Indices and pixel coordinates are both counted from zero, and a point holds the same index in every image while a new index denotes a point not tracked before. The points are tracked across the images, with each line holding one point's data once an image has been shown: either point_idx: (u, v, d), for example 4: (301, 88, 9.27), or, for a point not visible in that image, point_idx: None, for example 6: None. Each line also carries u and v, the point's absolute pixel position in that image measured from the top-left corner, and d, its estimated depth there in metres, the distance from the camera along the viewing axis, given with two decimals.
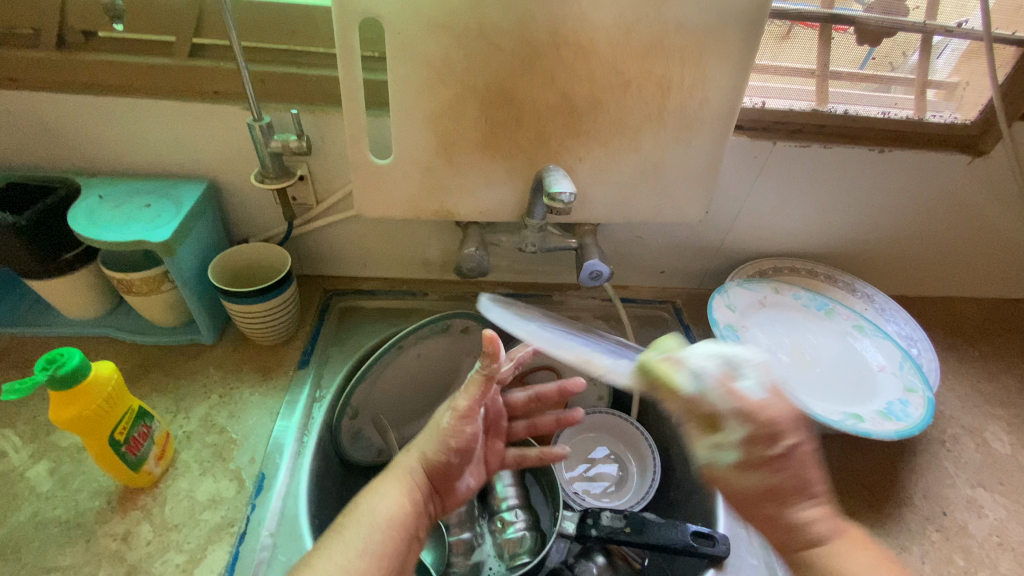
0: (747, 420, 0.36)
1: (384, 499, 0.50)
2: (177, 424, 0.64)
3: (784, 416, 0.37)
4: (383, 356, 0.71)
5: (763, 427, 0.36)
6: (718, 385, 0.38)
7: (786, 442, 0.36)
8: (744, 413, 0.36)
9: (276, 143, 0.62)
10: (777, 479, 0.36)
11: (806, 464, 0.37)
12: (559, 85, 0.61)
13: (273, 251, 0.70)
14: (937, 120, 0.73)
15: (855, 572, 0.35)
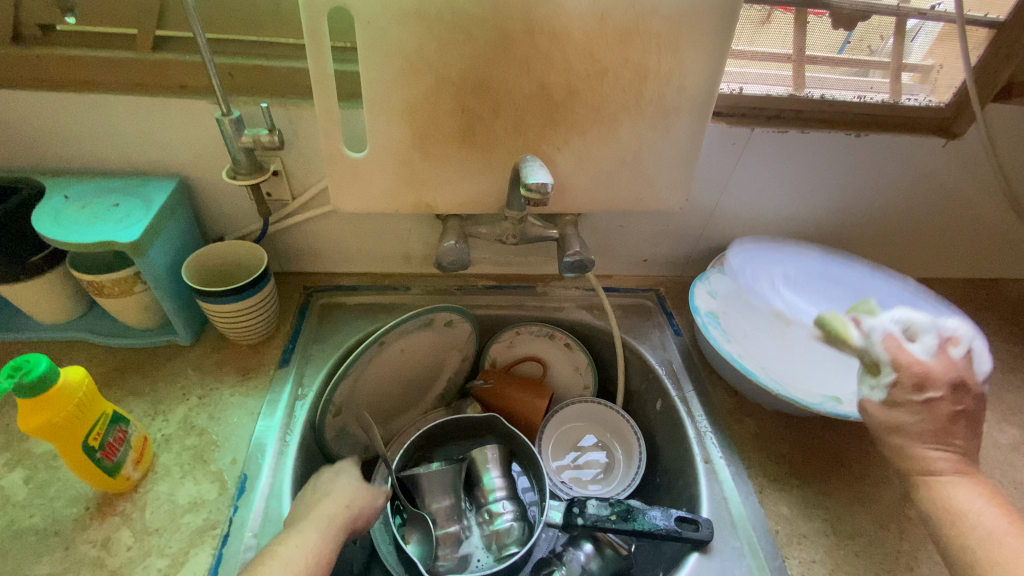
0: (900, 369, 0.47)
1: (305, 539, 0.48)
2: (155, 428, 0.63)
3: (941, 374, 0.47)
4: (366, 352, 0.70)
5: (913, 375, 0.47)
6: (885, 338, 0.49)
7: (932, 394, 0.47)
8: (898, 365, 0.47)
9: (246, 138, 0.60)
10: (918, 416, 0.47)
11: (943, 412, 0.47)
12: (535, 74, 0.60)
13: (250, 249, 0.69)
14: (913, 103, 0.74)
15: (958, 498, 0.46)
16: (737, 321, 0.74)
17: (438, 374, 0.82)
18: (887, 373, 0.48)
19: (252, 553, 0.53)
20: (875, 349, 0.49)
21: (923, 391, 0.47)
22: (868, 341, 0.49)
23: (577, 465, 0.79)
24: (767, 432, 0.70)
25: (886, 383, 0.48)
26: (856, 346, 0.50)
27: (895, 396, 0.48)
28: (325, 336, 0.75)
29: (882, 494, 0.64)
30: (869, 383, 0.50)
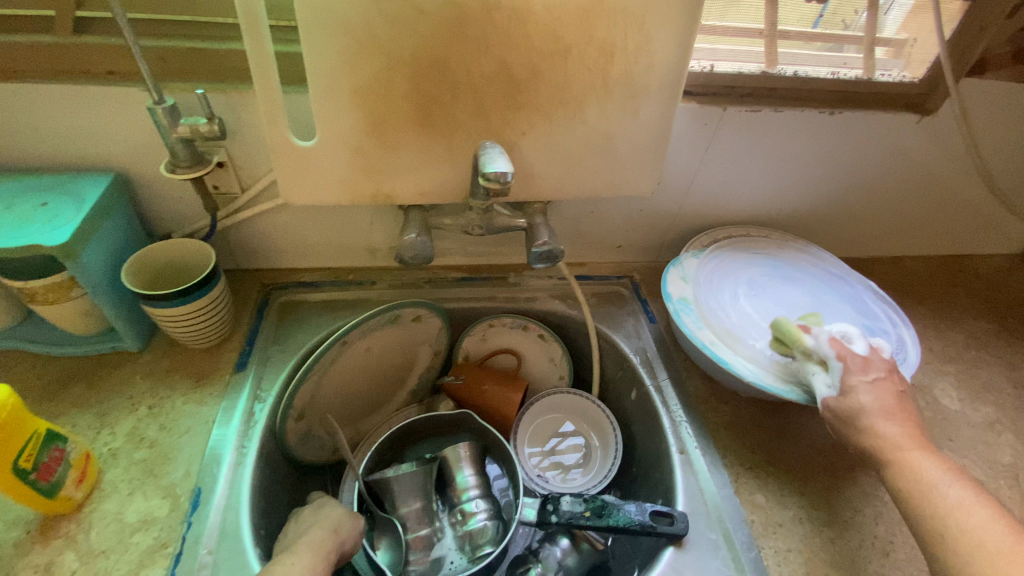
0: (846, 361, 0.57)
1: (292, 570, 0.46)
2: (101, 442, 0.59)
3: (878, 366, 0.57)
4: (328, 351, 0.67)
5: (858, 363, 0.57)
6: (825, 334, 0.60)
7: (874, 378, 0.56)
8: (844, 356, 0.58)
9: (183, 127, 0.55)
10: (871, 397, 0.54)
11: (884, 392, 0.55)
12: (495, 53, 0.56)
13: (197, 247, 0.65)
14: (885, 78, 0.72)
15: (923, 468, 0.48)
16: (710, 304, 0.70)
17: (407, 371, 0.79)
18: (837, 365, 0.57)
19: (207, 571, 0.50)
20: (824, 345, 0.59)
21: (867, 373, 0.56)
22: (818, 342, 0.60)
23: (555, 451, 0.77)
24: (742, 419, 0.69)
25: (837, 374, 0.57)
26: (808, 347, 0.60)
27: (846, 381, 0.56)
28: (284, 336, 0.71)
29: (857, 478, 0.64)
30: (829, 378, 0.58)
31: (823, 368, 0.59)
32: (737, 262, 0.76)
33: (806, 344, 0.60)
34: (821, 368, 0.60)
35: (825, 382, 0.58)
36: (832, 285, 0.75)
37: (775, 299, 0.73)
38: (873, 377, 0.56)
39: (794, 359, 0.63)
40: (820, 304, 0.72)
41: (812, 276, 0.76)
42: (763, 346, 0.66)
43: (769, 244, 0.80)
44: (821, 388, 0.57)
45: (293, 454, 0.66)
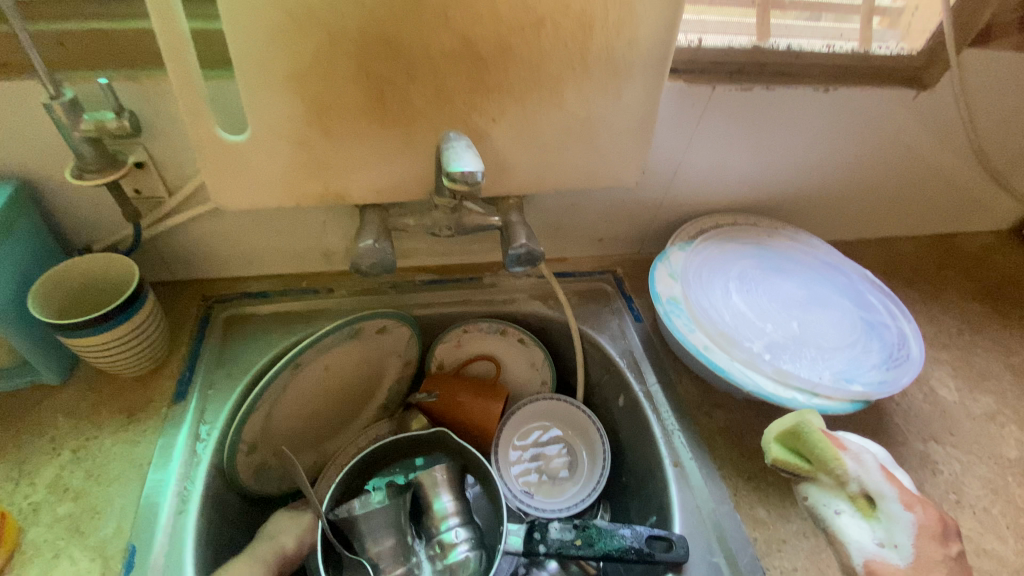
0: (913, 510, 0.45)
1: None
2: (18, 496, 0.51)
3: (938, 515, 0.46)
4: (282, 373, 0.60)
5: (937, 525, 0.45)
6: (881, 473, 0.46)
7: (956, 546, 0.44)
8: (909, 503, 0.45)
9: (86, 125, 0.46)
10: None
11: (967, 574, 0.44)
12: (456, 27, 0.48)
13: (118, 261, 0.56)
14: (883, 52, 0.67)
15: None
16: (704, 303, 0.64)
17: (373, 388, 0.72)
18: (904, 518, 0.44)
19: None
20: (879, 483, 0.45)
21: (947, 544, 0.44)
22: (862, 469, 0.46)
23: (539, 443, 0.72)
24: (738, 424, 0.65)
25: (901, 530, 0.44)
26: (848, 471, 0.46)
27: (911, 547, 0.43)
28: (230, 357, 0.63)
29: None
30: (883, 533, 0.44)
31: (861, 511, 0.45)
32: (728, 254, 0.71)
33: (848, 468, 0.46)
34: (861, 510, 0.45)
35: (873, 536, 0.44)
36: (826, 275, 0.71)
37: (768, 293, 0.67)
38: (954, 551, 0.44)
39: (802, 485, 0.47)
40: (815, 298, 0.67)
41: (803, 266, 0.72)
42: (760, 348, 0.60)
43: (758, 233, 0.74)
44: (883, 549, 0.44)
45: (245, 489, 0.59)
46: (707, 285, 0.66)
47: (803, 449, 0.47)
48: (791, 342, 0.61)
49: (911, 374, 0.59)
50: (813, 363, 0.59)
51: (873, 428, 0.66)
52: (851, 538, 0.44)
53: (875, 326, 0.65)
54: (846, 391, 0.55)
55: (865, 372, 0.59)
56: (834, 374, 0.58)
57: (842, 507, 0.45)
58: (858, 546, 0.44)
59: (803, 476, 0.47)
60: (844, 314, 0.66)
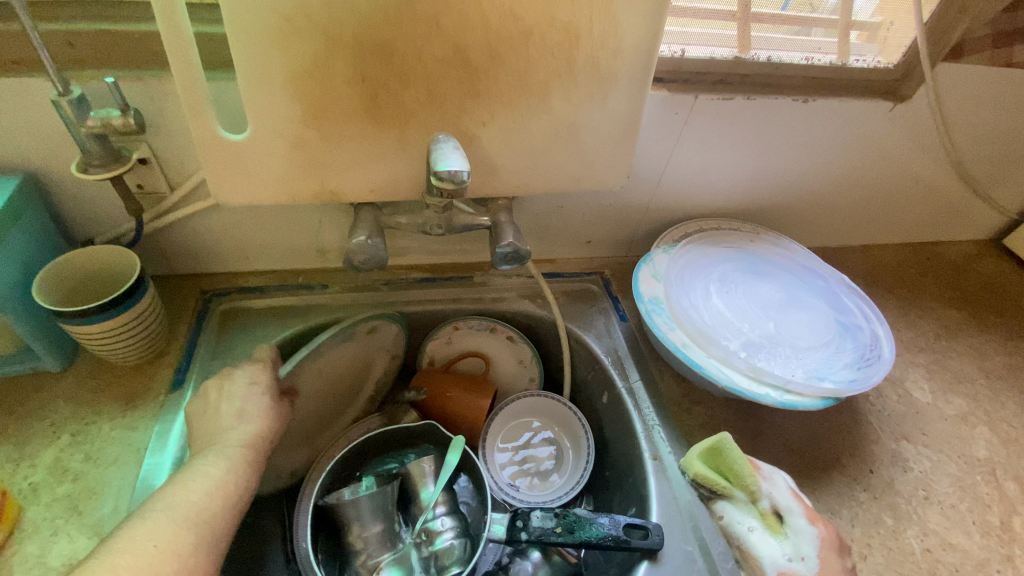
0: (815, 524, 0.54)
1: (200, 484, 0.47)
2: (18, 476, 0.53)
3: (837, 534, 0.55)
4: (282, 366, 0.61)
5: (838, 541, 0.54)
6: (787, 492, 0.57)
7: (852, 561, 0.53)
8: (808, 516, 0.55)
9: (93, 122, 0.49)
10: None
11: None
12: (448, 35, 0.51)
13: (119, 252, 0.58)
14: (859, 65, 0.69)
15: None
16: (683, 302, 0.66)
17: (362, 384, 0.74)
18: (807, 531, 0.54)
19: None
20: (782, 498, 0.56)
21: (845, 556, 0.53)
22: (772, 487, 0.57)
23: (528, 442, 0.75)
24: (716, 421, 0.67)
25: (806, 543, 0.53)
26: (759, 489, 0.57)
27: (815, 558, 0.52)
28: (226, 348, 0.65)
29: (833, 478, 0.63)
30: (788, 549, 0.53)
31: (769, 528, 0.55)
32: (710, 257, 0.73)
33: (760, 485, 0.57)
34: (771, 528, 0.55)
35: (782, 552, 0.53)
36: (805, 279, 0.73)
37: (747, 295, 0.69)
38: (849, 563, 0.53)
39: (720, 505, 0.57)
40: (793, 300, 0.70)
41: (783, 270, 0.74)
42: (737, 346, 0.63)
43: (741, 238, 0.77)
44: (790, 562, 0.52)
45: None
46: (688, 286, 0.68)
47: (722, 468, 0.58)
48: (767, 341, 0.64)
49: (880, 374, 0.61)
50: (787, 361, 0.62)
51: (848, 426, 0.68)
52: (761, 552, 0.53)
53: (849, 328, 0.67)
54: (817, 388, 0.58)
55: (836, 371, 0.61)
56: (807, 372, 0.61)
57: (753, 523, 0.55)
58: (769, 560, 0.53)
59: (721, 494, 0.58)
60: (819, 316, 0.68)
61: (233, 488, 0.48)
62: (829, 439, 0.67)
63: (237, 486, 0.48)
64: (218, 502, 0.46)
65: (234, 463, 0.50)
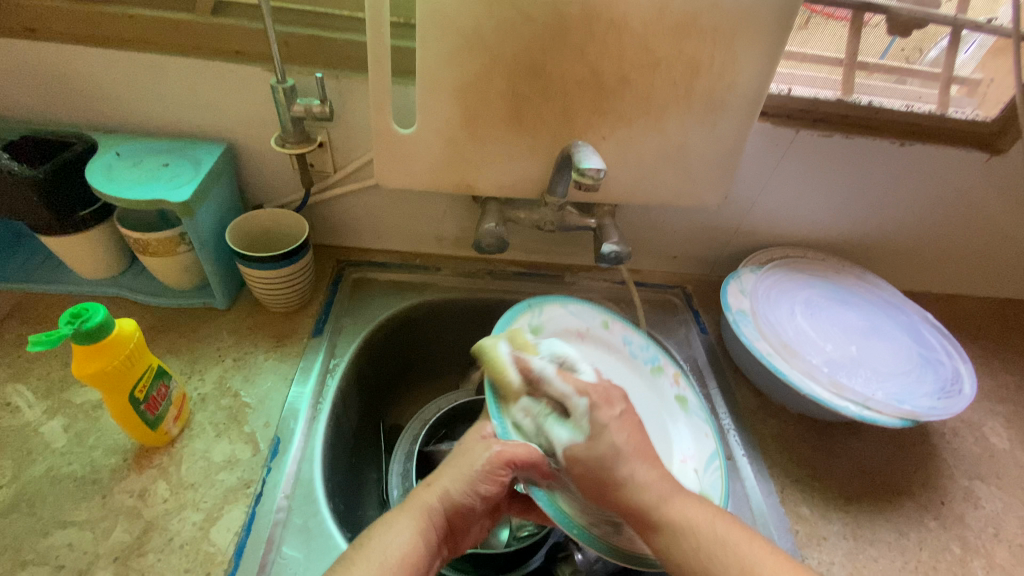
0: (587, 392, 0.50)
1: (395, 534, 0.46)
2: (191, 386, 0.64)
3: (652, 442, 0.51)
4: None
5: (600, 392, 0.51)
6: (558, 373, 0.52)
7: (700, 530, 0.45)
8: (583, 388, 0.50)
9: (299, 107, 0.61)
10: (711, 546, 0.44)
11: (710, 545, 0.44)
12: (589, 60, 0.60)
13: (291, 218, 0.70)
14: (958, 116, 0.73)
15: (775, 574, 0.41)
16: (769, 319, 0.71)
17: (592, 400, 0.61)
18: (581, 403, 0.50)
19: (284, 514, 0.55)
20: (558, 382, 0.52)
21: (611, 406, 0.50)
22: (541, 368, 0.53)
23: None
24: (789, 434, 0.71)
25: (581, 415, 0.50)
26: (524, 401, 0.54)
27: (595, 420, 0.49)
28: (356, 310, 0.77)
29: (902, 503, 0.65)
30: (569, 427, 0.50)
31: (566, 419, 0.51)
32: (796, 282, 0.78)
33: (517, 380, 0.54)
34: (565, 415, 0.51)
35: (565, 430, 0.50)
36: (888, 312, 0.76)
37: (831, 319, 0.74)
38: (618, 411, 0.50)
39: (535, 408, 0.53)
40: (875, 329, 0.73)
41: (867, 302, 0.77)
42: (820, 363, 0.67)
43: (825, 268, 0.81)
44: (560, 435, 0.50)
45: (356, 408, 0.73)
46: (775, 305, 0.73)
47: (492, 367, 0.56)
48: (849, 362, 0.68)
49: (961, 405, 0.64)
50: (868, 381, 0.66)
51: (919, 459, 0.70)
52: (555, 434, 0.50)
53: (930, 362, 0.70)
54: (897, 408, 0.62)
55: (916, 397, 0.65)
56: (887, 394, 0.64)
57: (539, 412, 0.53)
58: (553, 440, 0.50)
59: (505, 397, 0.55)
60: (900, 348, 0.72)
61: (425, 536, 0.47)
62: (901, 468, 0.69)
63: (426, 536, 0.47)
64: (414, 539, 0.46)
65: (412, 528, 0.47)
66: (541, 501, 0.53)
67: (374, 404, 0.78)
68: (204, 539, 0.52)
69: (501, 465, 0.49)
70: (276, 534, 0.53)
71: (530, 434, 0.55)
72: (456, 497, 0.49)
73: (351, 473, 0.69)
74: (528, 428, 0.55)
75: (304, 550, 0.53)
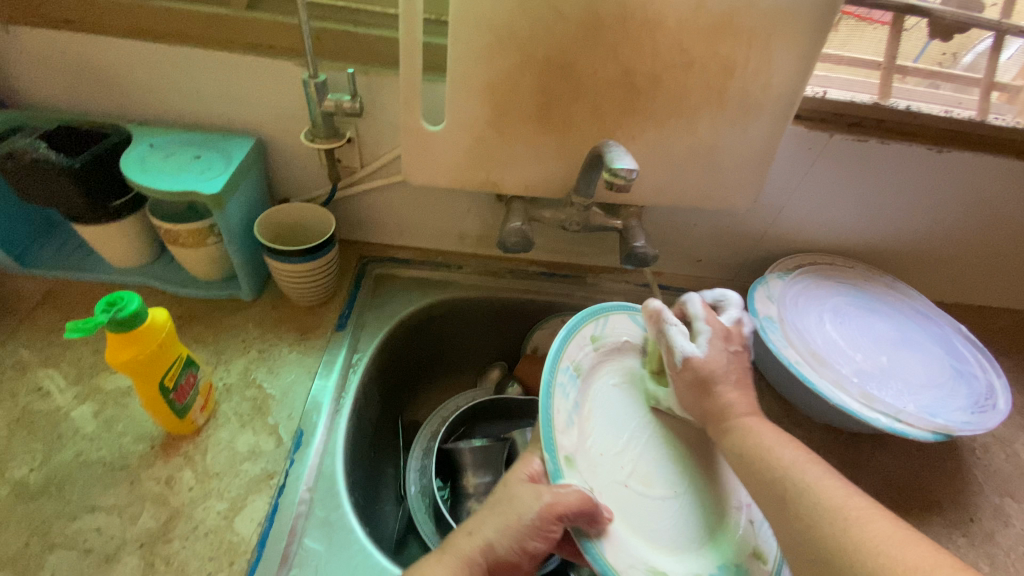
0: (711, 323, 0.58)
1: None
2: (217, 376, 0.65)
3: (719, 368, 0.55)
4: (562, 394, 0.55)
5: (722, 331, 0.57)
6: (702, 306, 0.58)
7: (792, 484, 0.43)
8: (712, 321, 0.58)
9: (330, 102, 0.61)
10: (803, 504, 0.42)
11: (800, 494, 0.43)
12: (621, 59, 0.59)
13: (318, 213, 0.70)
14: (1000, 123, 0.71)
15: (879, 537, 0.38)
16: (796, 327, 0.70)
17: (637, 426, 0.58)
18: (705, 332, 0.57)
19: (306, 506, 0.55)
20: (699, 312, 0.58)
21: (729, 343, 0.57)
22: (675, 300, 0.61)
23: None
24: (813, 444, 0.69)
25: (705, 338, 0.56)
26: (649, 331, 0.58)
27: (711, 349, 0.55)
28: (378, 306, 0.78)
29: (930, 519, 0.64)
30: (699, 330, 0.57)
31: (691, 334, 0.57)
32: (824, 290, 0.76)
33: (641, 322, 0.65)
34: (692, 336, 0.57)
35: (693, 345, 0.56)
36: (920, 323, 0.74)
37: (861, 329, 0.72)
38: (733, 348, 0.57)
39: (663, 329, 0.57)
40: (906, 340, 0.72)
41: (898, 312, 0.75)
42: (849, 372, 0.66)
43: (854, 276, 0.79)
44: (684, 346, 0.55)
45: (377, 403, 0.73)
46: (802, 312, 0.72)
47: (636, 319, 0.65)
48: (879, 373, 0.66)
49: (995, 421, 0.62)
50: (899, 393, 0.64)
51: (949, 473, 0.68)
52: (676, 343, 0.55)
53: (963, 375, 0.68)
54: (929, 421, 0.60)
55: (949, 411, 0.63)
56: (919, 407, 0.63)
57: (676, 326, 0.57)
58: (676, 345, 0.55)
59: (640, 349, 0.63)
60: (931, 360, 0.70)
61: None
62: (929, 482, 0.67)
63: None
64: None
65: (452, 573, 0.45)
66: (596, 559, 0.47)
67: (394, 400, 0.79)
68: (227, 529, 0.53)
69: (552, 521, 0.46)
70: (298, 526, 0.54)
71: (575, 467, 0.52)
72: (501, 551, 0.47)
73: (370, 467, 0.69)
74: (574, 461, 0.52)
75: (325, 542, 0.54)
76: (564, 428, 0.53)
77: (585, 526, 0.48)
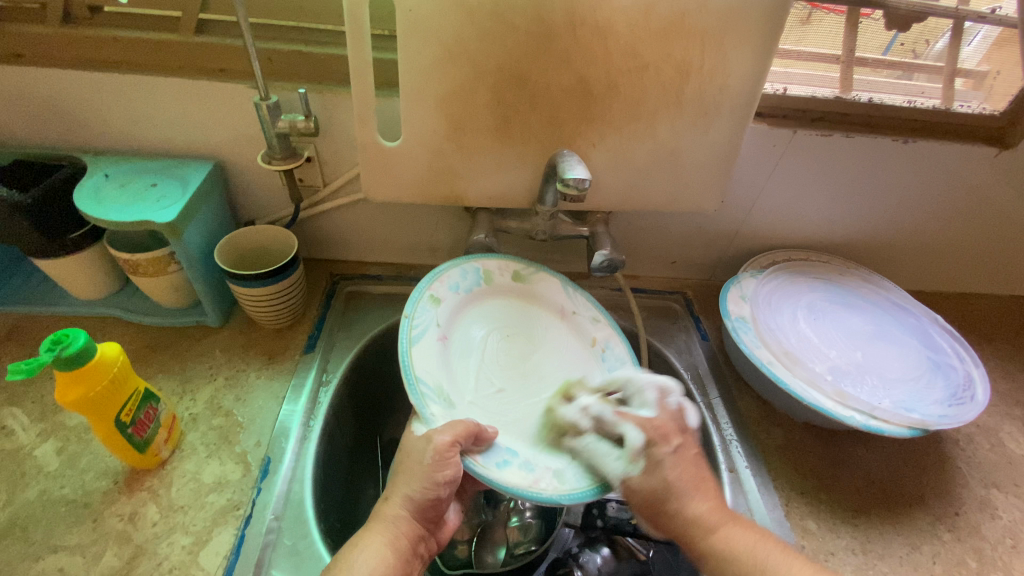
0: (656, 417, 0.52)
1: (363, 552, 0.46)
2: (183, 406, 0.64)
3: None
4: (432, 403, 0.55)
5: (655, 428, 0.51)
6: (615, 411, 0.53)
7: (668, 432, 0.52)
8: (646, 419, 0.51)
9: (283, 123, 0.60)
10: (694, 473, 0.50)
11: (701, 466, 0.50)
12: (575, 67, 0.58)
13: (281, 235, 0.70)
14: (962, 110, 0.71)
15: None
16: (768, 326, 0.69)
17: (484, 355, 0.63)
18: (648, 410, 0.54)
19: (273, 536, 0.54)
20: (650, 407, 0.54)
21: (666, 441, 0.50)
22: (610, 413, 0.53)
23: None
24: (795, 444, 0.68)
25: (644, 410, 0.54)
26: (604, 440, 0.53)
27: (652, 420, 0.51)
28: (349, 324, 0.77)
29: (914, 515, 0.62)
30: (624, 461, 0.50)
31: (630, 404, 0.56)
32: (797, 288, 0.75)
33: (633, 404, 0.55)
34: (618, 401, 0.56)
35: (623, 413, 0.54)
36: (896, 316, 0.74)
37: (836, 325, 0.71)
38: (674, 447, 0.50)
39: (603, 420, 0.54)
40: (881, 334, 0.71)
41: (875, 306, 0.75)
42: (822, 370, 0.65)
43: (830, 271, 0.78)
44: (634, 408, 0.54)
45: (352, 423, 0.72)
46: (776, 312, 0.71)
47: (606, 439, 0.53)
48: (854, 369, 0.66)
49: (973, 413, 0.61)
50: (874, 390, 0.63)
51: (933, 468, 0.67)
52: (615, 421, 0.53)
53: (941, 368, 0.67)
54: (904, 417, 0.59)
55: (926, 405, 0.62)
56: (894, 403, 0.62)
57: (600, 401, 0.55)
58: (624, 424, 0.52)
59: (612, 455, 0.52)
60: (907, 353, 0.69)
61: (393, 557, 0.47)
62: (912, 477, 0.66)
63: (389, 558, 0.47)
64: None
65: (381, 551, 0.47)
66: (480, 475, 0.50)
67: (370, 421, 0.77)
68: (192, 563, 0.51)
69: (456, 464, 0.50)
70: (264, 557, 0.53)
71: (441, 391, 0.57)
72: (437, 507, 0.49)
73: (346, 491, 0.68)
74: (438, 389, 0.57)
75: (293, 572, 0.52)
76: (415, 339, 0.58)
77: (470, 448, 0.52)
